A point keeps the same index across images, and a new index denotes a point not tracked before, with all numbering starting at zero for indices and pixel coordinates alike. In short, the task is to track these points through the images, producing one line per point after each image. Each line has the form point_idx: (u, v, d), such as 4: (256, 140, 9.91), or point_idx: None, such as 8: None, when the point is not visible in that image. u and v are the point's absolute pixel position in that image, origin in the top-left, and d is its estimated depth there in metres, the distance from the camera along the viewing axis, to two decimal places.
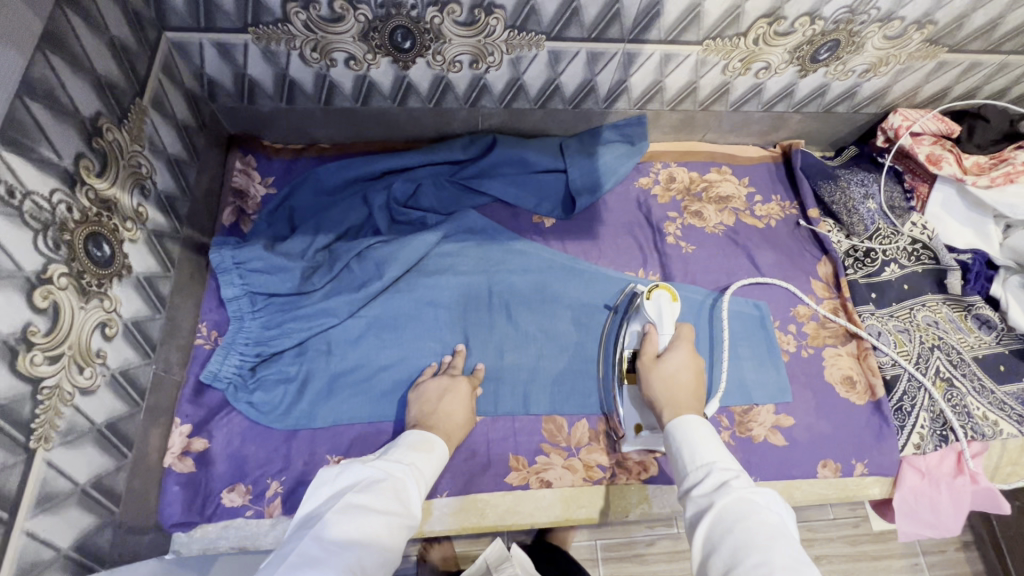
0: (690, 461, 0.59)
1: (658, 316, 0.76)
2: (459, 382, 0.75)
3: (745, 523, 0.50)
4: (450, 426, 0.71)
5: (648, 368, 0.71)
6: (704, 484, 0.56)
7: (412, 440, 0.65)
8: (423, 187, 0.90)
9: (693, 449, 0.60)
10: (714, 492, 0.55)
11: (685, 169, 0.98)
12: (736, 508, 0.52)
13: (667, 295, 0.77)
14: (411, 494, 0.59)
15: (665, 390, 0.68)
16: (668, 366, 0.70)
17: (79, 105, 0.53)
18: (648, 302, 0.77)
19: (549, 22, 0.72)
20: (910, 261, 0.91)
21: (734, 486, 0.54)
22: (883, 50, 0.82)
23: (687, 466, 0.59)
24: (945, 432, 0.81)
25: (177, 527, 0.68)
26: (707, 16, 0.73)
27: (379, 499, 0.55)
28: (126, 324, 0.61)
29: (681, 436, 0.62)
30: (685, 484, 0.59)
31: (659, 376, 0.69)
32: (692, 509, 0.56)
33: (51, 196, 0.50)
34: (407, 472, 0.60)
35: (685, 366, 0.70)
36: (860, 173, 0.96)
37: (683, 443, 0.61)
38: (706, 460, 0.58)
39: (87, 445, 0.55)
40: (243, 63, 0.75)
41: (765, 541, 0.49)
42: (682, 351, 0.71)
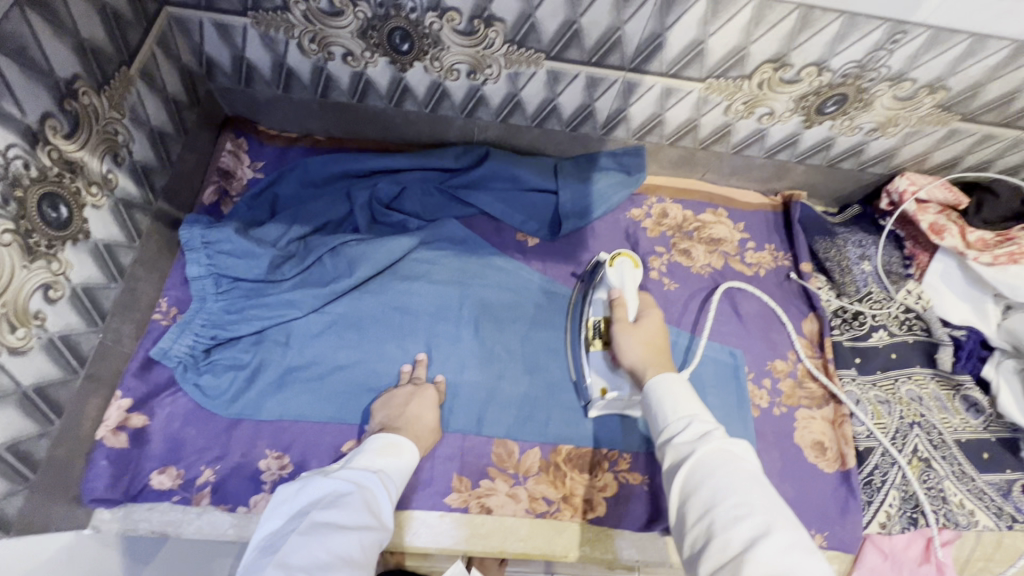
0: (671, 414, 0.57)
1: (622, 283, 0.74)
2: (427, 389, 0.74)
3: (728, 467, 0.49)
4: (418, 431, 0.70)
5: (624, 332, 0.70)
6: (686, 433, 0.54)
7: (378, 444, 0.64)
8: (409, 191, 0.89)
9: (675, 401, 0.58)
10: (696, 441, 0.53)
11: (679, 207, 0.96)
12: (716, 455, 0.51)
13: (630, 263, 0.74)
14: (382, 505, 0.58)
15: (647, 354, 0.68)
16: (645, 331, 0.70)
17: (55, 65, 0.53)
18: (610, 270, 0.74)
19: (548, 41, 0.71)
20: (901, 330, 0.87)
21: (716, 436, 0.53)
22: (892, 110, 0.79)
23: (667, 417, 0.57)
24: (915, 515, 0.77)
25: (97, 503, 0.66)
26: (711, 53, 0.71)
27: (346, 515, 0.54)
28: (74, 289, 0.60)
29: (660, 391, 0.60)
30: (664, 435, 0.57)
31: (639, 340, 0.69)
32: (672, 457, 0.54)
33: (6, 150, 0.49)
34: (375, 481, 0.59)
35: (658, 329, 0.71)
36: (859, 233, 0.94)
37: (663, 398, 0.59)
38: (686, 412, 0.57)
39: (8, 407, 0.54)
40: (241, 46, 0.76)
41: (744, 484, 0.48)
42: (653, 316, 0.72)
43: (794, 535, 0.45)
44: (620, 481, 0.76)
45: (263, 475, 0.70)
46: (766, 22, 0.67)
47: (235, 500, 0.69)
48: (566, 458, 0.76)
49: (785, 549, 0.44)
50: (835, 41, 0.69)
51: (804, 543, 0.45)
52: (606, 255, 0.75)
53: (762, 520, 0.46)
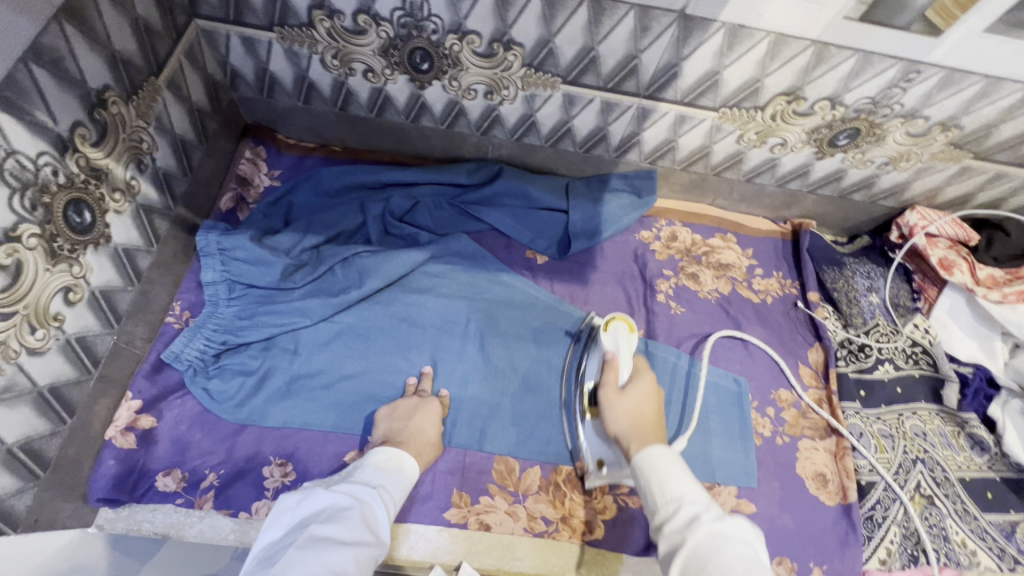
0: (661, 496, 0.56)
1: (616, 346, 0.75)
2: (431, 403, 0.74)
3: (719, 555, 0.49)
4: (422, 446, 0.71)
5: (611, 400, 0.69)
6: (678, 519, 0.53)
7: (381, 458, 0.65)
8: (422, 205, 0.90)
9: (661, 480, 0.57)
10: (686, 528, 0.52)
11: (689, 231, 0.96)
12: (709, 543, 0.50)
13: (625, 327, 0.78)
14: (379, 519, 0.60)
15: (633, 425, 0.65)
16: (632, 399, 0.68)
17: (88, 77, 0.55)
18: (606, 333, 0.77)
19: (566, 66, 0.72)
20: (907, 364, 0.87)
21: (706, 520, 0.52)
22: (904, 146, 0.80)
23: (656, 500, 0.56)
24: (916, 552, 0.76)
25: (103, 502, 0.67)
26: (726, 84, 0.72)
27: (344, 530, 0.56)
28: (93, 292, 0.61)
29: (648, 469, 0.58)
30: (655, 520, 0.55)
31: (625, 410, 0.67)
32: (664, 545, 0.53)
33: (37, 157, 0.51)
34: (374, 496, 0.61)
35: (649, 398, 0.69)
36: (867, 264, 0.94)
37: (651, 476, 0.58)
38: (675, 494, 0.55)
39: (24, 406, 0.55)
40: (265, 59, 0.78)
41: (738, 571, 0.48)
42: (645, 383, 0.70)
43: None
44: (619, 504, 0.76)
45: (265, 481, 0.71)
46: (782, 57, 0.68)
47: (238, 506, 0.70)
48: (566, 478, 0.77)
49: None
50: (850, 77, 0.69)
51: None
52: (602, 319, 0.80)
53: None
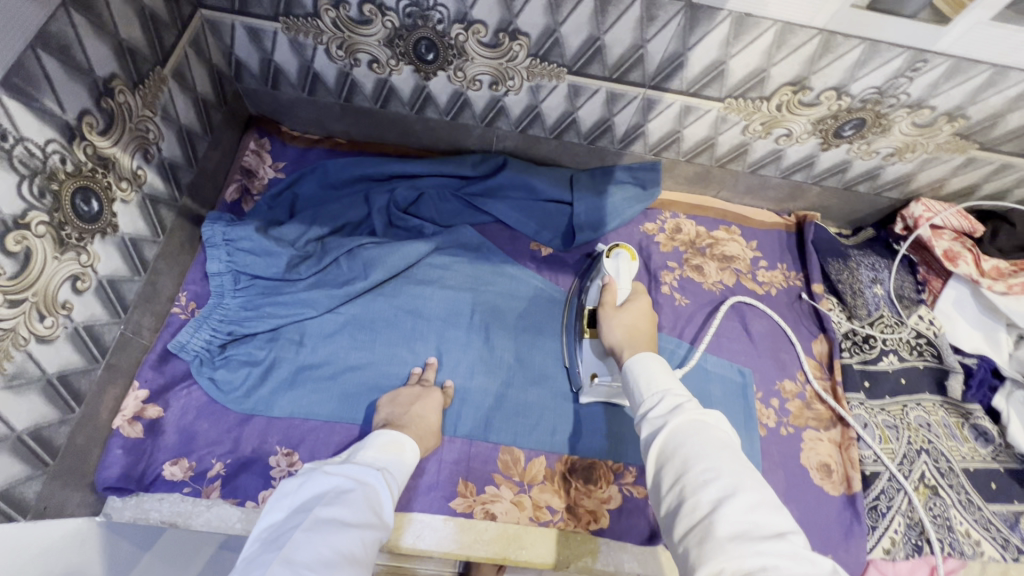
0: (646, 389, 0.56)
1: (616, 273, 0.73)
2: (433, 393, 0.75)
3: (697, 434, 0.49)
4: (422, 429, 0.70)
5: (608, 317, 0.70)
6: (659, 406, 0.53)
7: (381, 441, 0.65)
8: (426, 196, 0.90)
9: (650, 376, 0.57)
10: (668, 413, 0.52)
11: (693, 223, 0.96)
12: (687, 425, 0.50)
13: (627, 256, 0.74)
14: (382, 502, 0.59)
15: (627, 337, 0.66)
16: (630, 314, 0.69)
17: (95, 65, 0.55)
18: (607, 260, 0.74)
19: (571, 57, 0.72)
20: (911, 355, 0.87)
21: (687, 407, 0.52)
22: (910, 137, 0.80)
23: (641, 392, 0.56)
24: (920, 542, 0.76)
25: (110, 490, 0.67)
26: (732, 74, 0.72)
27: (349, 512, 0.55)
28: (100, 281, 0.61)
29: (637, 368, 0.59)
30: (639, 411, 0.56)
31: (621, 323, 0.68)
32: (645, 430, 0.53)
33: (45, 145, 0.51)
34: (376, 478, 0.60)
35: (645, 315, 0.69)
36: (871, 256, 0.94)
37: (639, 374, 0.58)
38: (660, 386, 0.55)
39: (34, 394, 0.55)
40: (270, 50, 0.78)
41: (714, 447, 0.48)
42: (643, 303, 0.71)
43: (759, 495, 0.45)
44: (624, 496, 0.76)
45: (272, 471, 0.71)
46: (788, 46, 0.68)
47: (245, 495, 0.70)
48: (571, 470, 0.77)
49: (750, 508, 0.44)
50: (856, 67, 0.69)
51: (769, 501, 0.45)
52: (605, 246, 0.76)
53: (728, 481, 0.45)
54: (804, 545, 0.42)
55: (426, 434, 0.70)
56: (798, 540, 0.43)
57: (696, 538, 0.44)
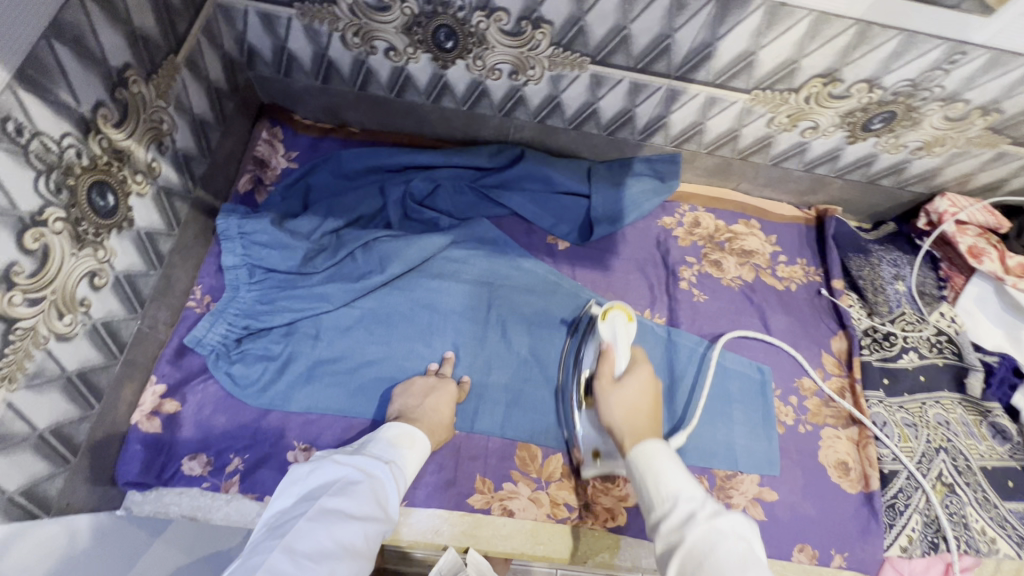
0: (656, 493, 0.55)
1: (613, 338, 0.71)
2: (448, 384, 0.74)
3: (715, 555, 0.47)
4: (434, 424, 0.70)
5: (606, 393, 0.66)
6: (673, 517, 0.52)
7: (393, 434, 0.65)
8: (442, 188, 0.88)
9: (656, 476, 0.56)
10: (683, 526, 0.51)
11: (712, 216, 0.95)
12: (704, 540, 0.49)
13: (623, 317, 0.73)
14: (388, 495, 0.60)
15: (628, 419, 0.63)
16: (628, 391, 0.65)
17: (109, 55, 0.53)
18: (602, 323, 0.72)
19: (595, 45, 0.70)
20: (931, 353, 0.86)
21: (702, 518, 0.51)
22: (940, 130, 0.78)
23: (651, 497, 0.55)
24: (936, 540, 0.76)
25: (132, 485, 0.67)
26: (761, 65, 0.70)
27: (355, 504, 0.56)
28: (117, 276, 0.60)
29: (642, 465, 0.57)
30: (652, 518, 0.54)
31: (621, 402, 0.65)
32: (661, 545, 0.52)
33: (61, 139, 0.49)
34: (385, 472, 0.60)
35: (646, 389, 0.67)
36: (894, 252, 0.93)
37: (646, 473, 0.57)
38: (670, 490, 0.54)
39: (55, 391, 0.55)
40: (284, 36, 0.76)
41: (734, 568, 0.46)
42: (643, 374, 0.67)
43: None
44: None
45: (290, 465, 0.70)
46: (822, 37, 0.65)
47: (264, 490, 0.70)
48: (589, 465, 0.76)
49: None
50: (891, 59, 0.67)
51: None
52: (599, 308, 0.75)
53: None
54: None
55: (440, 435, 0.70)
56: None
57: None
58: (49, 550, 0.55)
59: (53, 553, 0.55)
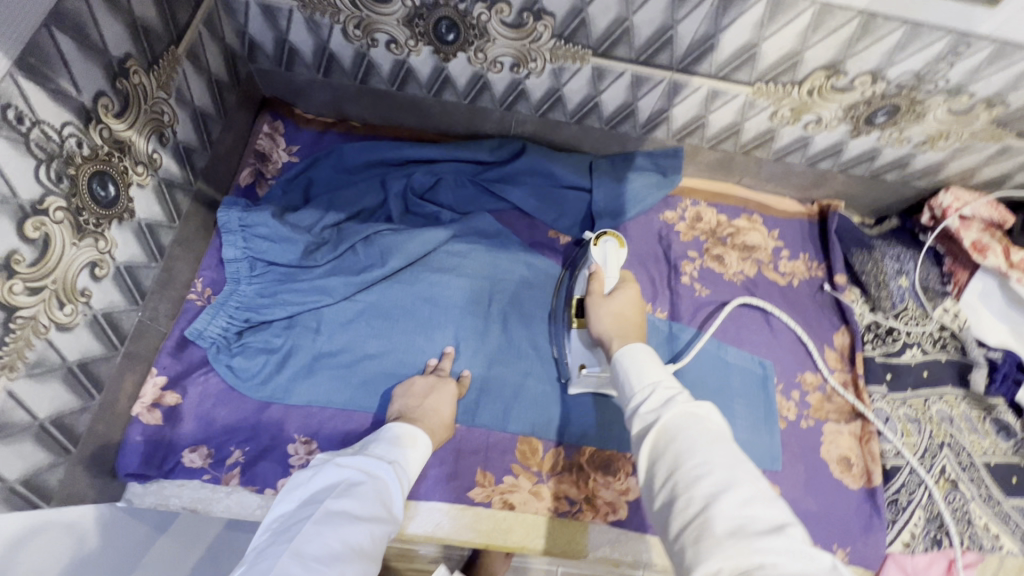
0: (637, 380, 0.53)
1: (603, 261, 0.70)
2: (448, 384, 0.74)
3: (691, 431, 0.46)
4: (437, 423, 0.69)
5: (595, 306, 0.67)
6: (650, 399, 0.50)
7: (393, 436, 0.63)
8: (444, 182, 0.88)
9: (640, 366, 0.54)
10: (661, 407, 0.49)
11: (714, 211, 0.94)
12: (680, 419, 0.47)
13: (614, 243, 0.71)
14: (393, 496, 0.58)
15: (615, 325, 0.64)
16: (616, 305, 0.66)
17: (110, 45, 0.53)
18: (595, 248, 0.70)
19: (597, 38, 0.70)
20: (934, 348, 0.86)
21: (681, 400, 0.49)
22: (945, 124, 0.77)
23: (632, 384, 0.53)
24: (939, 536, 0.76)
25: (131, 477, 0.67)
26: (763, 58, 0.70)
27: (361, 505, 0.54)
28: (118, 268, 0.60)
29: (627, 361, 0.56)
30: (629, 405, 0.52)
31: (609, 312, 0.66)
32: (637, 425, 0.50)
33: (62, 129, 0.49)
34: (387, 472, 0.58)
35: (633, 305, 0.67)
36: (897, 247, 0.92)
37: (629, 365, 0.55)
38: (651, 378, 0.53)
39: (56, 381, 0.54)
40: (285, 28, 0.76)
41: (709, 441, 0.45)
42: (631, 292, 0.68)
43: (754, 489, 0.42)
44: None
45: (291, 459, 0.71)
46: (825, 28, 0.65)
47: (264, 482, 0.70)
48: (590, 459, 0.76)
49: (745, 503, 0.41)
50: (895, 50, 0.67)
51: (762, 494, 0.42)
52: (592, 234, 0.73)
53: (722, 477, 0.43)
54: (804, 540, 0.39)
55: (443, 431, 0.69)
56: (798, 532, 0.40)
57: (690, 537, 0.41)
58: (51, 558, 0.56)
59: (55, 561, 0.56)
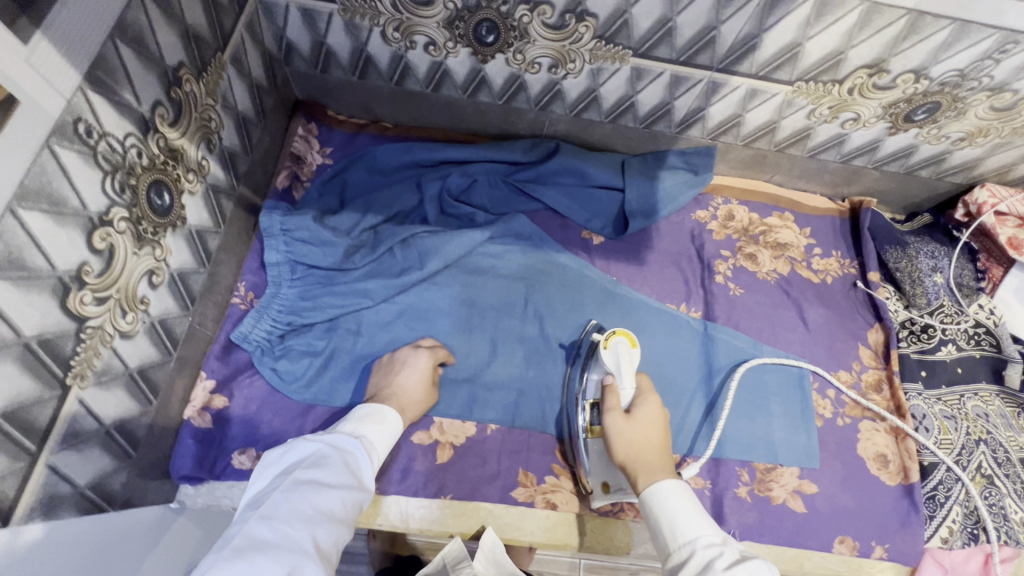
0: (673, 537, 0.54)
1: (617, 365, 0.70)
2: (420, 356, 0.73)
3: None
4: (403, 401, 0.69)
5: (615, 427, 0.64)
6: (689, 565, 0.51)
7: (363, 413, 0.64)
8: (478, 184, 0.88)
9: (673, 521, 0.55)
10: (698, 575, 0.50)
11: (746, 209, 0.94)
12: None
13: (626, 342, 0.72)
14: (362, 467, 0.59)
15: (637, 456, 0.62)
16: (639, 426, 0.64)
17: (165, 54, 0.53)
18: (606, 351, 0.71)
19: (639, 38, 0.70)
20: (969, 345, 0.86)
21: (718, 566, 0.49)
22: (985, 121, 0.77)
23: (668, 543, 0.54)
24: (976, 531, 0.76)
25: (185, 480, 0.68)
26: (807, 56, 0.69)
27: (329, 474, 0.55)
28: (172, 274, 0.61)
29: (656, 508, 0.56)
30: (670, 564, 0.54)
31: (631, 437, 0.63)
32: None
33: (124, 139, 0.50)
34: (356, 445, 0.59)
35: (655, 422, 0.65)
36: (930, 243, 0.92)
37: (662, 516, 0.56)
38: (687, 536, 0.53)
39: (119, 388, 0.55)
40: (324, 32, 0.76)
41: None
42: (650, 406, 0.66)
43: None
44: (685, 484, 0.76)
45: None
46: (872, 27, 0.65)
47: None
48: None
49: None
50: (941, 49, 0.66)
51: None
52: (601, 335, 0.74)
53: None
54: None
55: (407, 404, 0.70)
56: None
57: None
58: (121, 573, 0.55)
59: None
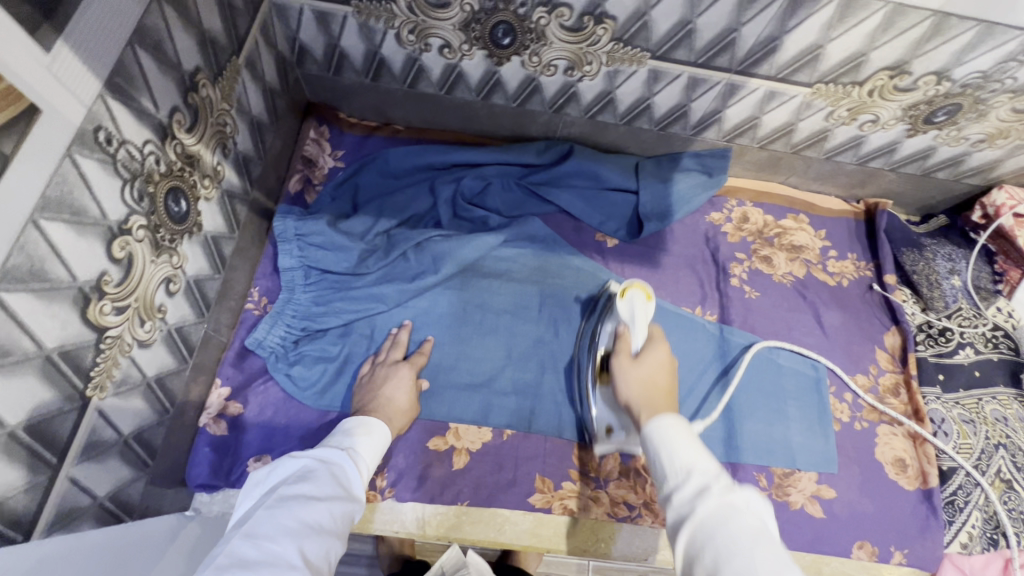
0: (668, 460, 0.50)
1: (631, 315, 0.69)
2: (402, 367, 0.71)
3: (728, 528, 0.43)
4: (393, 412, 0.67)
5: (622, 368, 0.63)
6: (685, 488, 0.47)
7: (350, 426, 0.62)
8: (492, 187, 0.88)
9: (671, 445, 0.50)
10: (695, 498, 0.46)
11: (760, 211, 0.94)
12: (716, 515, 0.44)
13: (642, 295, 0.70)
14: (352, 479, 0.57)
15: (643, 394, 0.59)
16: (646, 367, 0.62)
17: (182, 58, 0.53)
18: (621, 301, 0.70)
19: (657, 40, 0.69)
20: (987, 348, 0.85)
21: (716, 491, 0.45)
22: (1006, 122, 0.76)
23: (663, 468, 0.50)
24: (996, 536, 0.76)
25: (202, 488, 0.67)
26: (827, 58, 0.69)
27: (316, 487, 0.53)
28: (188, 281, 0.60)
29: (654, 438, 0.52)
30: (663, 489, 0.49)
31: (638, 377, 0.61)
32: (672, 516, 0.47)
33: (143, 146, 0.49)
34: (343, 456, 0.57)
35: (664, 367, 0.62)
36: (947, 245, 0.91)
37: (659, 441, 0.51)
38: (684, 462, 0.49)
39: (137, 397, 0.55)
40: (337, 34, 0.75)
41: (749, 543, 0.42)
42: (659, 354, 0.63)
43: None
44: None
45: None
46: (895, 29, 0.64)
47: None
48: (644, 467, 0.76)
49: None
50: (964, 51, 0.65)
51: None
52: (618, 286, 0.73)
53: None
54: None
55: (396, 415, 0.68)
56: None
57: None
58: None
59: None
